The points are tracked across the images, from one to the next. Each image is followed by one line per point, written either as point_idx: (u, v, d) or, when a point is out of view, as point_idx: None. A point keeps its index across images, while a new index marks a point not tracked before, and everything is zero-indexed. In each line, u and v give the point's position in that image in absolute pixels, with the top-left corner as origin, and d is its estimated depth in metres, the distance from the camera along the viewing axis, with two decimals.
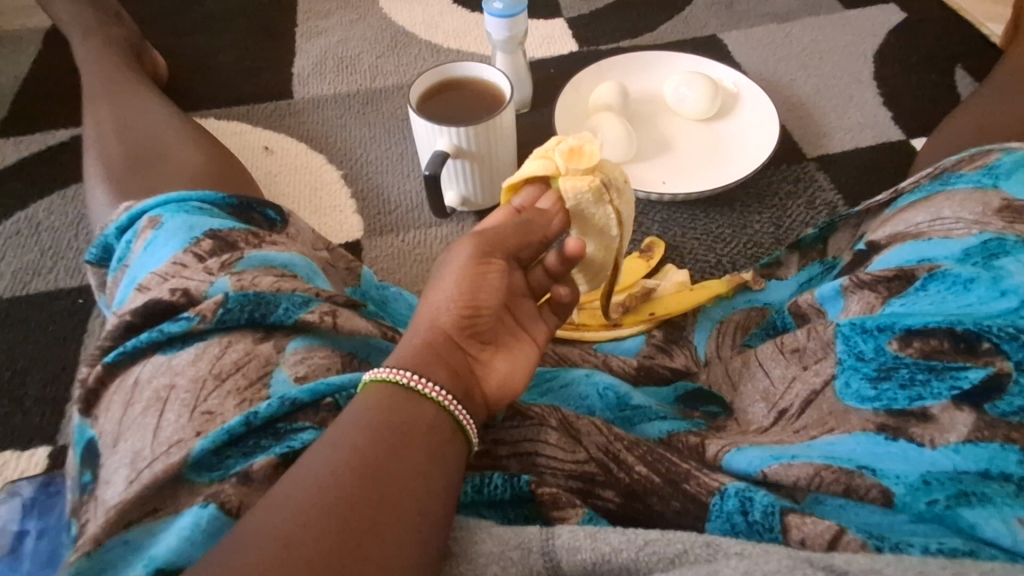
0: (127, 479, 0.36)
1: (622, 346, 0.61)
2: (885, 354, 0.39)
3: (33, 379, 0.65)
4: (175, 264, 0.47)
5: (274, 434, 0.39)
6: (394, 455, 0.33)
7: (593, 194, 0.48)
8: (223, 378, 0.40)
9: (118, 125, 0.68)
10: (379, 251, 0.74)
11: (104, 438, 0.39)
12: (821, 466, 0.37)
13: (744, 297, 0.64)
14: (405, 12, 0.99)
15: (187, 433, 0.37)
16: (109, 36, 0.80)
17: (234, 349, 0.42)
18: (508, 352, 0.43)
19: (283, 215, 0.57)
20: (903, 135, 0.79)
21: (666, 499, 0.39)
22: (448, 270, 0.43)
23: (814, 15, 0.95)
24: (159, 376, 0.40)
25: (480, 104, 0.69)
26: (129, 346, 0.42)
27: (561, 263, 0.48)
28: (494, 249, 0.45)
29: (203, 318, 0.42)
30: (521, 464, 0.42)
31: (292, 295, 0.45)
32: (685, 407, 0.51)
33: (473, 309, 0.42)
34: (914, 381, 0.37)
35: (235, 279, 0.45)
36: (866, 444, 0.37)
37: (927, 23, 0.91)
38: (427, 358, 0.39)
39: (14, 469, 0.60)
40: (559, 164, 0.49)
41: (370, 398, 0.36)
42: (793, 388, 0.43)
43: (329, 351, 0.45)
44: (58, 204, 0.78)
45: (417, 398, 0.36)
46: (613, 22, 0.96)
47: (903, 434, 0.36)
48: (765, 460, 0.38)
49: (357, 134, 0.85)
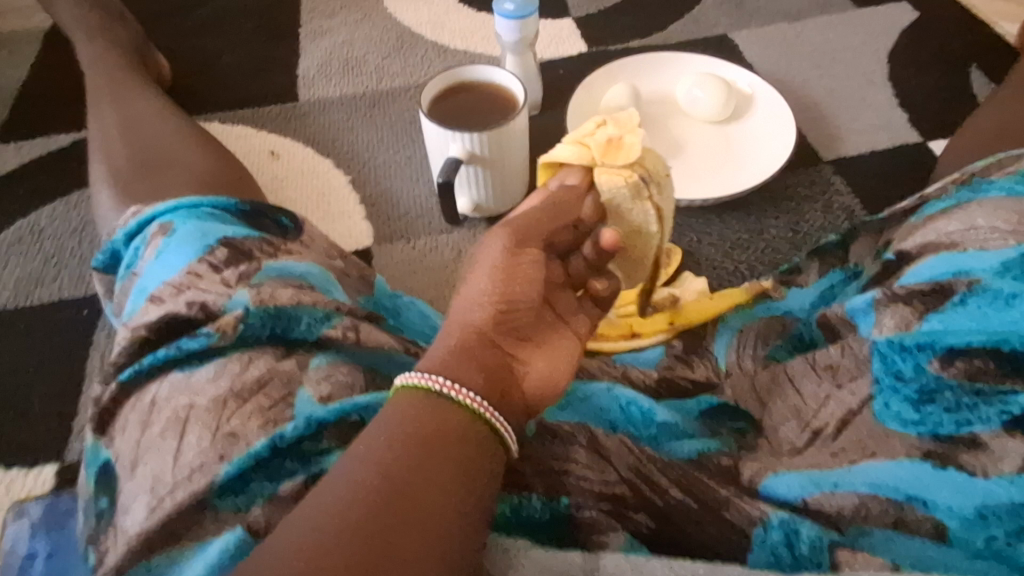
0: (148, 506, 0.35)
1: (640, 357, 0.59)
2: (926, 375, 0.39)
3: (38, 393, 0.64)
4: (188, 275, 0.45)
5: (300, 456, 0.38)
6: (423, 475, 0.32)
7: (629, 189, 0.49)
8: (245, 398, 0.39)
9: (122, 128, 0.67)
10: (389, 258, 0.73)
11: (121, 460, 0.38)
12: (867, 496, 0.37)
13: (763, 306, 0.61)
14: (411, 11, 0.98)
15: (210, 457, 0.36)
16: (114, 36, 0.78)
17: (256, 365, 0.40)
18: (547, 349, 0.42)
19: (296, 221, 0.55)
20: (919, 137, 0.78)
21: (702, 525, 0.38)
22: (482, 265, 0.42)
23: (826, 13, 0.93)
24: (178, 395, 0.39)
25: (492, 108, 0.67)
26: (144, 364, 0.40)
27: (597, 254, 0.46)
28: (527, 240, 0.44)
29: (223, 334, 0.41)
30: (544, 484, 0.40)
31: (313, 309, 0.44)
32: (710, 423, 0.48)
33: (507, 305, 0.41)
34: (960, 405, 0.38)
35: (254, 292, 0.43)
36: (911, 470, 0.37)
37: (941, 22, 0.90)
38: (459, 358, 0.37)
39: (21, 486, 0.58)
40: (594, 155, 0.50)
41: (400, 408, 0.35)
42: (827, 406, 0.43)
43: (351, 367, 0.43)
44: (61, 210, 0.76)
45: (448, 406, 0.35)
46: (622, 22, 0.95)
47: (952, 462, 0.37)
48: (806, 487, 0.39)
49: (364, 138, 0.83)
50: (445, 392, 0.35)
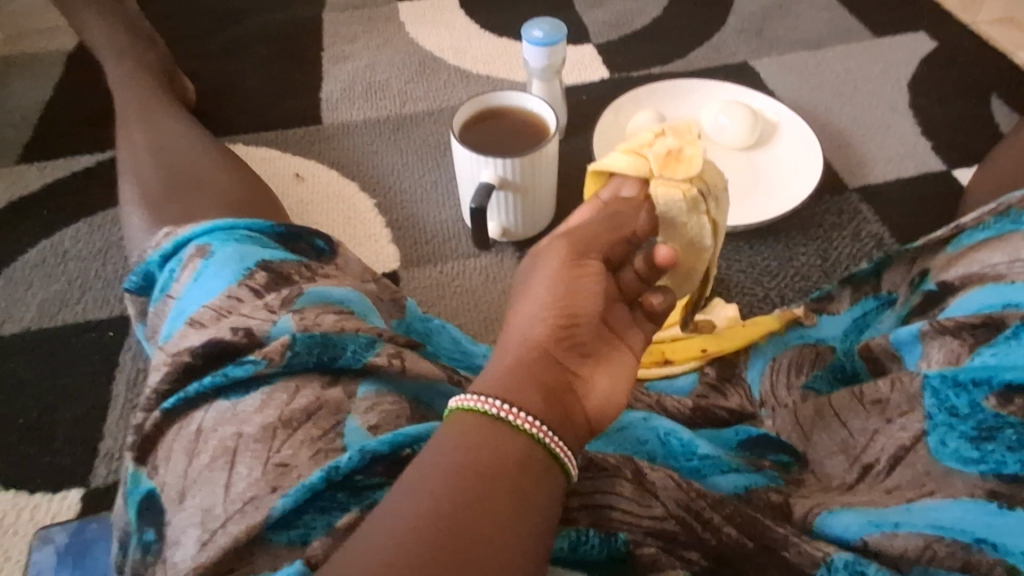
0: (199, 540, 0.34)
1: (674, 385, 0.59)
2: (982, 411, 0.38)
3: (62, 417, 0.63)
4: (229, 298, 0.45)
5: (351, 487, 0.37)
6: (481, 506, 0.31)
7: (687, 203, 0.49)
8: (294, 427, 0.38)
9: (153, 150, 0.67)
10: (416, 282, 0.72)
11: (167, 492, 0.37)
12: (932, 537, 0.36)
13: (795, 333, 0.59)
14: (433, 36, 0.98)
15: (261, 490, 0.35)
16: (144, 59, 0.79)
17: (303, 394, 0.40)
18: (609, 365, 0.40)
19: (331, 245, 0.55)
20: (944, 166, 0.79)
21: (760, 566, 0.38)
22: (540, 278, 0.41)
23: (845, 42, 0.94)
24: (224, 424, 0.38)
25: (523, 135, 0.68)
26: (188, 392, 0.40)
27: (647, 268, 0.45)
28: (586, 252, 0.43)
29: (269, 362, 0.40)
30: (595, 520, 0.40)
31: (357, 335, 0.43)
32: (751, 455, 0.49)
33: (567, 320, 0.40)
34: (1023, 443, 0.36)
35: (298, 317, 0.43)
36: (976, 511, 0.36)
37: (959, 52, 0.91)
38: (519, 378, 0.36)
39: (46, 512, 0.57)
40: (653, 167, 0.49)
41: (454, 434, 0.34)
42: (876, 442, 0.43)
43: (397, 397, 0.43)
44: (85, 231, 0.76)
45: (507, 430, 0.34)
46: (643, 48, 0.95)
47: (1019, 503, 0.35)
48: (864, 527, 0.38)
49: (389, 161, 0.83)
50: (502, 415, 0.34)
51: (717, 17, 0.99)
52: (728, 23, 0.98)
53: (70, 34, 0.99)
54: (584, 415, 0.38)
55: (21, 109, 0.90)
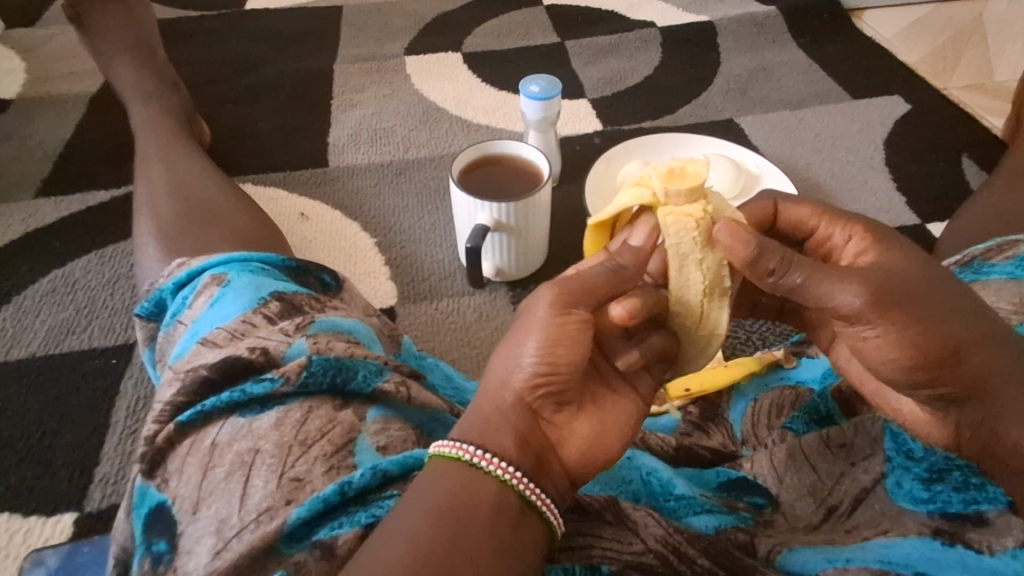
0: (213, 548, 0.38)
1: (657, 423, 0.59)
2: (935, 455, 0.43)
3: (62, 441, 0.64)
4: (244, 323, 0.49)
5: (363, 502, 0.41)
6: (460, 546, 0.33)
7: (698, 230, 0.43)
8: (308, 444, 0.42)
9: (169, 187, 0.70)
10: (412, 318, 0.75)
11: (180, 503, 0.40)
12: (878, 570, 0.38)
13: (776, 375, 0.58)
14: (437, 88, 1.04)
15: (276, 501, 0.39)
16: (168, 103, 0.84)
17: (316, 416, 0.44)
18: (591, 413, 0.41)
19: (338, 280, 0.59)
20: (919, 220, 0.83)
21: None
22: (527, 324, 0.40)
23: (825, 102, 1.00)
24: (240, 440, 0.42)
25: (518, 181, 0.72)
26: (206, 407, 0.43)
27: (629, 317, 0.41)
28: (578, 300, 0.41)
29: (287, 380, 0.44)
30: (577, 557, 0.42)
31: (367, 362, 0.48)
32: (728, 496, 0.48)
33: (548, 367, 0.39)
34: (968, 485, 0.41)
35: (312, 341, 0.48)
36: (922, 548, 0.39)
37: (932, 114, 0.97)
38: (492, 424, 0.38)
39: (38, 536, 0.58)
40: (657, 190, 0.44)
41: (430, 479, 0.36)
42: (841, 484, 0.45)
43: (402, 423, 0.48)
44: (95, 262, 0.79)
45: (482, 476, 0.36)
46: (634, 104, 1.01)
47: (960, 540, 0.39)
48: (820, 563, 0.40)
49: (390, 203, 0.87)
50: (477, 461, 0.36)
51: (705, 77, 1.05)
52: (715, 83, 1.04)
53: (94, 78, 1.05)
54: (558, 465, 0.39)
55: (42, 145, 0.94)
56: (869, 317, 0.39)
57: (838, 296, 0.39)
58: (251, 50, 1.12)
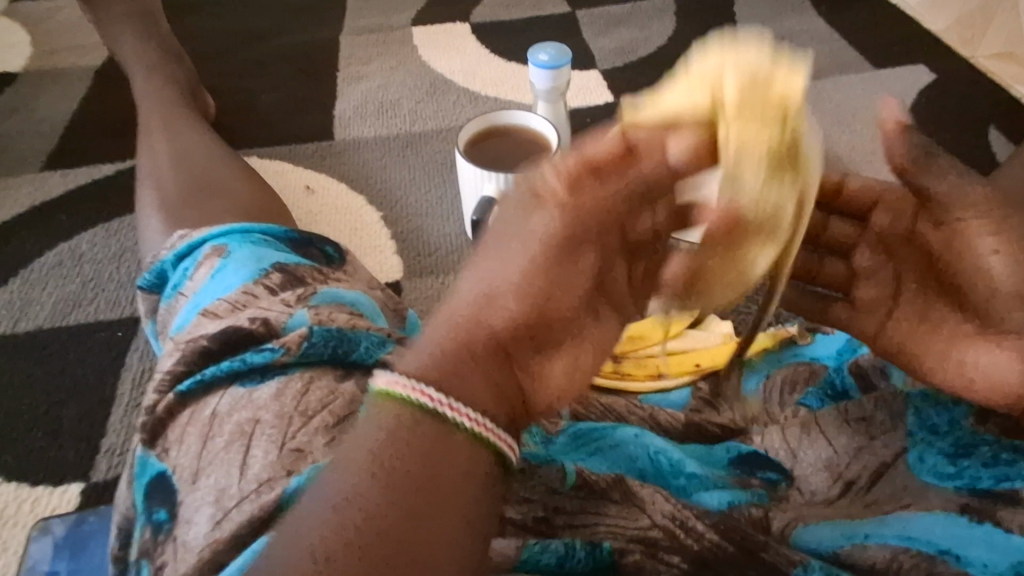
0: (211, 518, 0.37)
1: (667, 399, 0.56)
2: (959, 430, 0.42)
3: (69, 412, 0.65)
4: (245, 294, 0.48)
5: None
6: (410, 513, 0.31)
7: (773, 158, 0.38)
8: (309, 415, 0.41)
9: (172, 159, 0.69)
10: (417, 293, 0.74)
11: (180, 473, 0.40)
12: (899, 550, 0.39)
13: (791, 351, 0.55)
14: (444, 59, 1.02)
15: (277, 472, 0.38)
16: (171, 74, 0.83)
17: (317, 387, 0.43)
18: (569, 355, 0.38)
19: (341, 252, 0.58)
20: None
21: (740, 568, 0.40)
22: (516, 258, 0.36)
23: (845, 73, 0.97)
24: (240, 411, 0.41)
25: (525, 152, 0.70)
26: (206, 375, 0.43)
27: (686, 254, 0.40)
28: (585, 240, 0.37)
29: (287, 350, 0.44)
30: (579, 533, 0.42)
31: (370, 334, 0.47)
32: (741, 474, 0.45)
33: (532, 312, 0.35)
34: (996, 460, 0.41)
35: (313, 313, 0.47)
36: (947, 525, 0.40)
37: (958, 84, 0.93)
38: (459, 363, 0.34)
39: (46, 505, 0.59)
40: (728, 101, 0.37)
41: (385, 428, 0.32)
42: (859, 458, 0.43)
43: None
44: (101, 236, 0.79)
45: (453, 432, 0.33)
46: (647, 75, 0.98)
47: (989, 517, 0.39)
48: (837, 540, 0.41)
49: (396, 177, 0.86)
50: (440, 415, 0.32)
51: None
52: None
53: (99, 52, 1.04)
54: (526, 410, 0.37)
55: (48, 120, 0.94)
56: (992, 230, 0.43)
57: (963, 209, 0.44)
58: (256, 23, 1.10)
